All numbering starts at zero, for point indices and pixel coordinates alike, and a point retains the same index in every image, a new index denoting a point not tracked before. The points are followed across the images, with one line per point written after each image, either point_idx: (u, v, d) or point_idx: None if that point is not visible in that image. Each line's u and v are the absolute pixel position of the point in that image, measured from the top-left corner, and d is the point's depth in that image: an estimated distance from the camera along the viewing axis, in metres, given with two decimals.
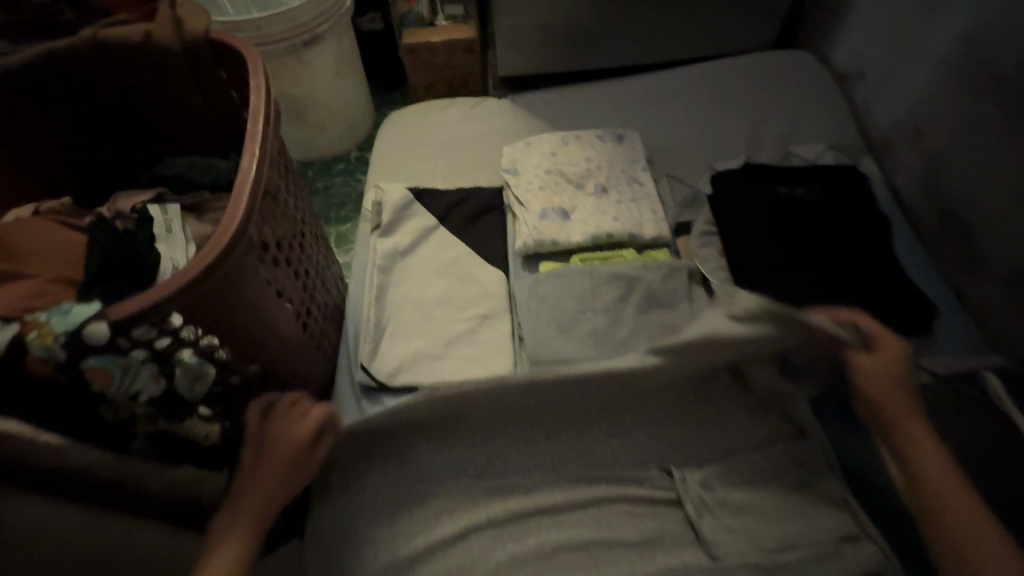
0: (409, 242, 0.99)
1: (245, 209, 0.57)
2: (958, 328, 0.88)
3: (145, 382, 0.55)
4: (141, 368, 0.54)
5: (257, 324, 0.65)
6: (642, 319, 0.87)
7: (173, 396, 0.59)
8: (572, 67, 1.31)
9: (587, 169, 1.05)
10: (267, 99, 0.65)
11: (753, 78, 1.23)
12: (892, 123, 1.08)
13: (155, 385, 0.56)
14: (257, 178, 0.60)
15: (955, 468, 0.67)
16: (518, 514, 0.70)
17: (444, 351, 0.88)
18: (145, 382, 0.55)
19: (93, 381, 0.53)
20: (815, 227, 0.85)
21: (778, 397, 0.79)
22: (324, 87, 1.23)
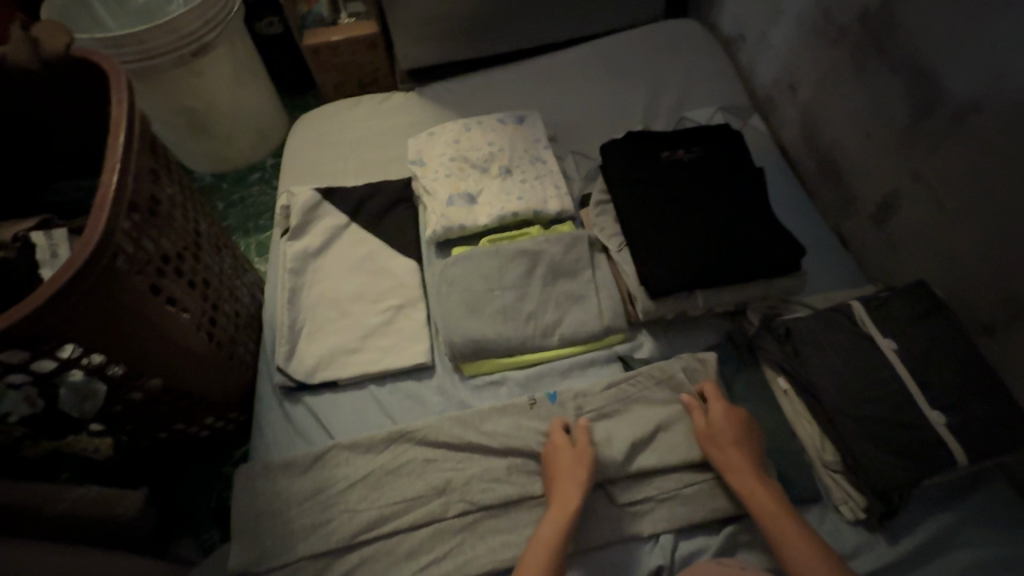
0: (321, 242, 1.00)
1: (106, 223, 0.57)
2: (834, 267, 0.96)
3: (15, 404, 0.60)
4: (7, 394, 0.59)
5: (148, 337, 0.66)
6: (548, 291, 0.91)
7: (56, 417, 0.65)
8: (476, 55, 1.33)
9: (489, 153, 1.08)
10: (129, 112, 0.65)
11: (647, 49, 1.28)
12: (774, 82, 1.15)
13: (26, 407, 0.61)
14: (120, 192, 0.60)
15: (830, 391, 0.75)
16: (443, 490, 0.77)
17: (361, 343, 0.90)
18: (16, 404, 0.60)
19: None
20: (700, 186, 0.90)
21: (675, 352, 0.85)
22: (224, 96, 1.21)
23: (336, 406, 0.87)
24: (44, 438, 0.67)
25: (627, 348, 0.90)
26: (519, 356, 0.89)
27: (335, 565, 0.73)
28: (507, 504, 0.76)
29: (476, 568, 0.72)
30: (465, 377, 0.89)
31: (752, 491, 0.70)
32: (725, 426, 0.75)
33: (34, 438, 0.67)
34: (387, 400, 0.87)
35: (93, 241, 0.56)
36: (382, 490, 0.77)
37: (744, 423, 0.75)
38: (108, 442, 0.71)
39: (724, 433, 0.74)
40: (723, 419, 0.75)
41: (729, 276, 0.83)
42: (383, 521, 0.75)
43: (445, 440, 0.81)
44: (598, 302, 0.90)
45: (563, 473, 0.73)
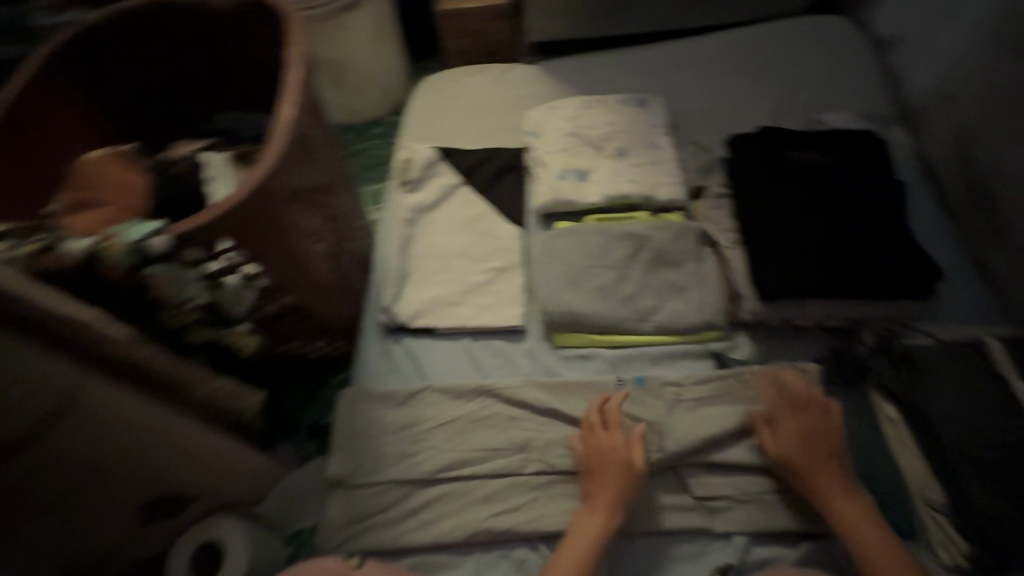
0: (434, 198, 1.06)
1: (277, 160, 0.66)
2: (965, 298, 0.89)
3: (193, 292, 0.63)
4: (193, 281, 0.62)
5: (294, 256, 0.75)
6: (649, 277, 0.91)
7: (215, 311, 0.68)
8: (602, 34, 1.32)
9: (607, 133, 1.08)
10: (302, 51, 0.73)
11: (786, 44, 1.21)
12: (928, 92, 1.05)
13: (201, 297, 0.64)
14: (289, 131, 0.69)
15: (945, 425, 0.70)
16: (522, 448, 0.80)
17: (461, 298, 0.95)
18: (194, 292, 0.63)
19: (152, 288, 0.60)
20: (831, 191, 0.85)
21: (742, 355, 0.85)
22: (360, 52, 1.29)
23: (431, 351, 0.92)
24: (206, 329, 0.68)
25: (723, 346, 0.88)
26: (611, 336, 0.89)
27: (416, 494, 0.78)
28: (583, 475, 0.78)
29: (546, 526, 0.75)
30: (554, 346, 0.91)
31: (834, 504, 0.69)
32: (786, 438, 0.74)
33: (201, 324, 0.67)
34: (477, 355, 0.91)
35: (267, 173, 0.65)
36: (466, 435, 0.82)
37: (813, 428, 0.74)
38: (254, 344, 0.75)
39: (787, 446, 0.74)
40: (787, 431, 0.75)
41: (849, 289, 0.78)
42: (465, 464, 0.80)
43: (530, 401, 0.84)
44: (702, 295, 0.89)
45: (604, 469, 0.75)
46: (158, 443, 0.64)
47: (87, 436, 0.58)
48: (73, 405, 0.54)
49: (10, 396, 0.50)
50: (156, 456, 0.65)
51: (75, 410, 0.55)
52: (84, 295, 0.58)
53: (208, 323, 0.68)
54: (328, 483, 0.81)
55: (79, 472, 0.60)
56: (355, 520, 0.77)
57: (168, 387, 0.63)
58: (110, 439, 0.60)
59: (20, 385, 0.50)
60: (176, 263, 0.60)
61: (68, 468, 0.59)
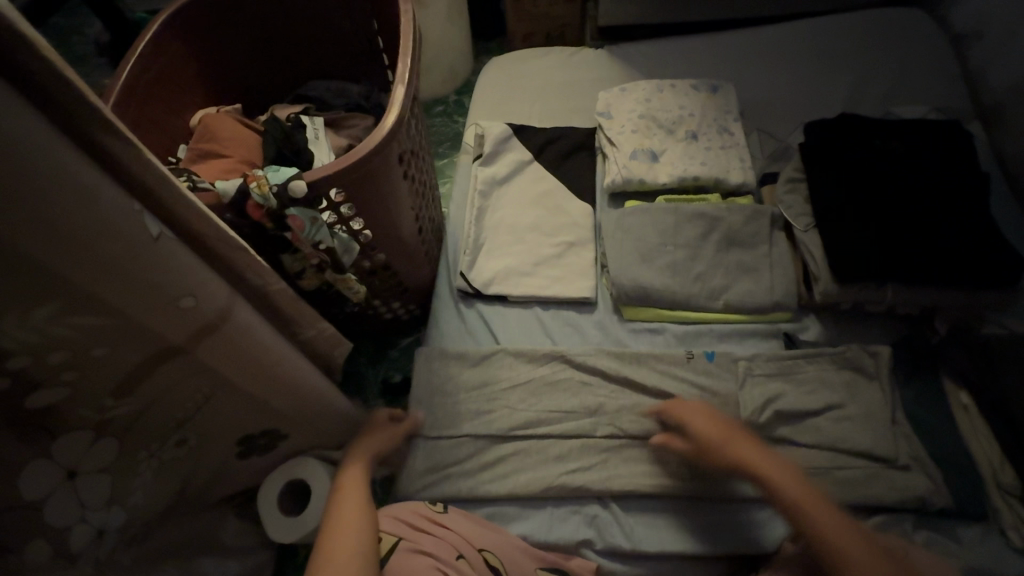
0: (506, 172, 1.09)
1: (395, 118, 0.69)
2: None
3: (323, 235, 0.66)
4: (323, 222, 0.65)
5: (393, 218, 0.79)
6: (720, 256, 0.93)
7: (333, 257, 0.70)
8: (671, 21, 1.34)
9: (679, 116, 1.10)
10: (412, 22, 0.77)
11: (861, 36, 1.21)
12: (1009, 88, 1.04)
13: (329, 239, 0.67)
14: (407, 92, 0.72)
15: (1022, 412, 0.72)
16: (593, 411, 0.84)
17: (533, 269, 0.99)
18: (324, 235, 0.66)
19: (290, 229, 0.64)
20: (913, 179, 0.86)
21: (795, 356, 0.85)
22: (433, 30, 1.33)
23: (503, 318, 0.96)
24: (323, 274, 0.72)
25: (791, 327, 0.89)
26: (681, 312, 0.92)
27: (491, 448, 0.82)
28: (653, 440, 0.81)
29: (618, 485, 0.78)
30: (623, 319, 0.94)
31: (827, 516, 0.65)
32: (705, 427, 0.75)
33: (320, 269, 0.72)
34: (548, 323, 0.95)
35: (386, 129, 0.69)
36: (539, 397, 0.86)
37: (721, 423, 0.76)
38: (361, 293, 0.76)
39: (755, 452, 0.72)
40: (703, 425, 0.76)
41: (928, 275, 0.79)
42: (538, 423, 0.83)
43: (601, 367, 0.87)
44: (772, 277, 0.91)
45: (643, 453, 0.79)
46: (277, 378, 0.65)
47: (224, 361, 0.58)
48: (221, 327, 0.55)
49: (176, 306, 0.50)
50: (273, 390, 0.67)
51: (222, 332, 0.55)
52: (242, 229, 0.66)
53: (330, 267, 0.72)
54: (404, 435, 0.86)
55: (206, 389, 0.63)
56: (434, 468, 0.82)
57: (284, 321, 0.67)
58: (241, 366, 0.60)
59: (186, 296, 0.50)
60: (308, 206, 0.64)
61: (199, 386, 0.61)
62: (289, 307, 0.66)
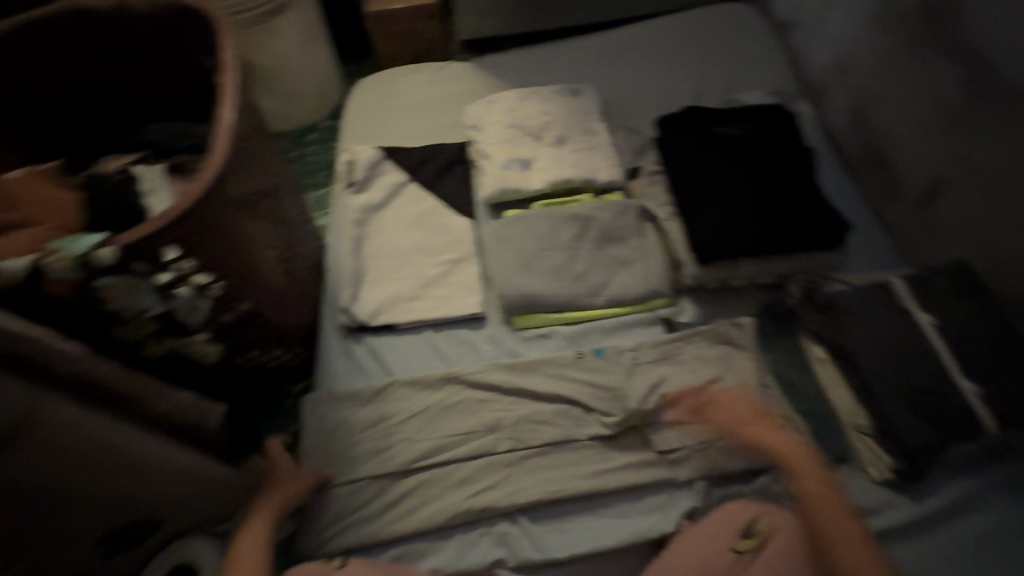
0: (382, 197, 1.06)
1: (216, 167, 0.66)
2: (867, 249, 1.02)
3: (147, 302, 0.65)
4: (145, 289, 0.64)
5: (246, 262, 0.74)
6: (597, 254, 0.96)
7: (169, 321, 0.69)
8: (531, 29, 1.37)
9: (545, 122, 1.12)
10: (234, 54, 0.73)
11: (700, 31, 1.31)
12: (826, 68, 1.17)
13: (154, 305, 0.66)
14: (231, 136, 0.69)
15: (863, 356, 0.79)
16: (492, 428, 0.83)
17: (419, 292, 0.96)
18: (147, 301, 0.65)
19: (104, 300, 0.62)
20: (752, 161, 0.94)
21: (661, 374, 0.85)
22: (291, 57, 1.27)
23: (395, 347, 0.93)
24: (164, 340, 0.72)
25: (670, 312, 0.94)
26: (568, 313, 0.94)
27: (393, 486, 0.80)
28: (553, 445, 0.82)
29: (524, 498, 0.78)
30: (515, 329, 0.94)
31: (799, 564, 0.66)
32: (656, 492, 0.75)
33: (156, 338, 0.71)
34: (441, 345, 0.93)
35: (205, 178, 0.65)
36: (438, 423, 0.84)
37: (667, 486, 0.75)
38: (214, 352, 0.79)
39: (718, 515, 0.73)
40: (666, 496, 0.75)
41: (774, 247, 0.87)
42: (439, 450, 0.82)
43: (495, 381, 0.87)
44: (646, 267, 0.95)
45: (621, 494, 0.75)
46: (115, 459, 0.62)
47: (35, 464, 0.56)
48: (33, 426, 0.54)
49: None
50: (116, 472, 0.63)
51: (30, 432, 0.54)
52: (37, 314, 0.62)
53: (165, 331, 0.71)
54: None
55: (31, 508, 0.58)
56: (336, 519, 0.78)
57: (117, 399, 0.66)
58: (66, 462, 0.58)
59: None
60: (128, 274, 0.62)
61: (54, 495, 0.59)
62: (118, 384, 0.66)
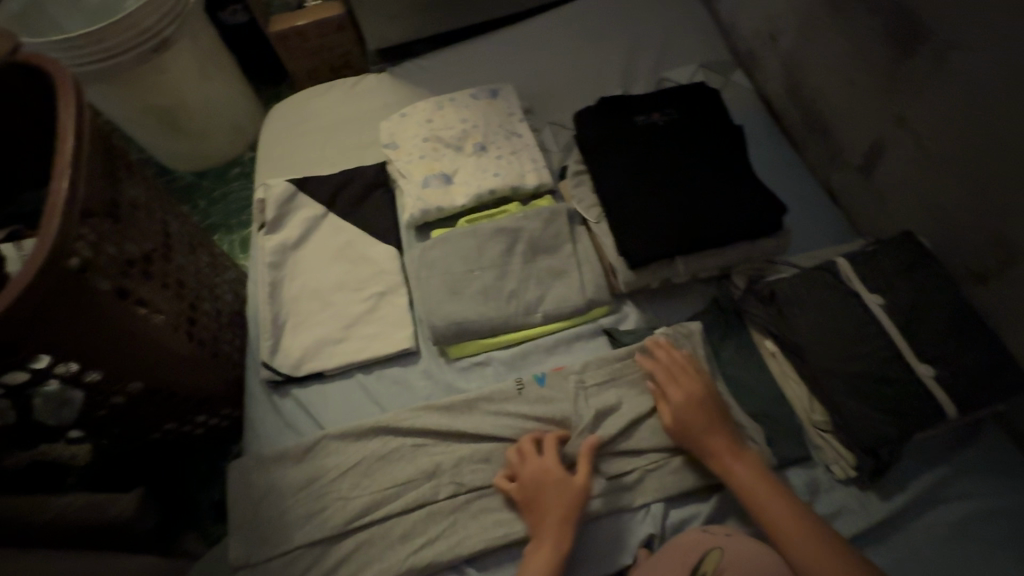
0: (298, 233, 0.99)
1: (50, 258, 0.54)
2: (819, 221, 0.95)
3: None
4: None
5: (128, 344, 0.67)
6: (528, 267, 0.90)
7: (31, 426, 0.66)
8: (446, 29, 1.29)
9: (463, 130, 1.05)
10: (78, 116, 0.63)
11: (622, 10, 1.23)
12: (755, 34, 1.10)
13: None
14: (67, 212, 0.57)
15: (815, 349, 0.73)
16: (431, 474, 0.77)
17: (345, 334, 0.90)
18: None
19: None
20: (679, 148, 0.87)
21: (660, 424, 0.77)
22: (190, 92, 1.19)
23: (324, 396, 0.87)
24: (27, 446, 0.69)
25: (612, 321, 0.89)
26: (504, 336, 0.88)
27: (330, 552, 0.74)
28: (498, 484, 0.76)
29: (470, 547, 0.72)
30: (450, 360, 0.88)
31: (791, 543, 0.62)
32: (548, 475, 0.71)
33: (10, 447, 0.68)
34: (374, 387, 0.87)
35: (36, 271, 0.53)
36: (373, 477, 0.78)
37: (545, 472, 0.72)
38: (86, 448, 0.74)
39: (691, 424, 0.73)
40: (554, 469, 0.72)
41: (711, 241, 0.80)
42: (375, 507, 0.75)
43: (429, 422, 0.80)
44: (583, 277, 0.89)
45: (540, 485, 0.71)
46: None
47: None
48: None
49: None
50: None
51: None
52: None
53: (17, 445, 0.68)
54: (231, 568, 0.74)
55: None
56: None
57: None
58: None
59: None
60: None
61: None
62: None
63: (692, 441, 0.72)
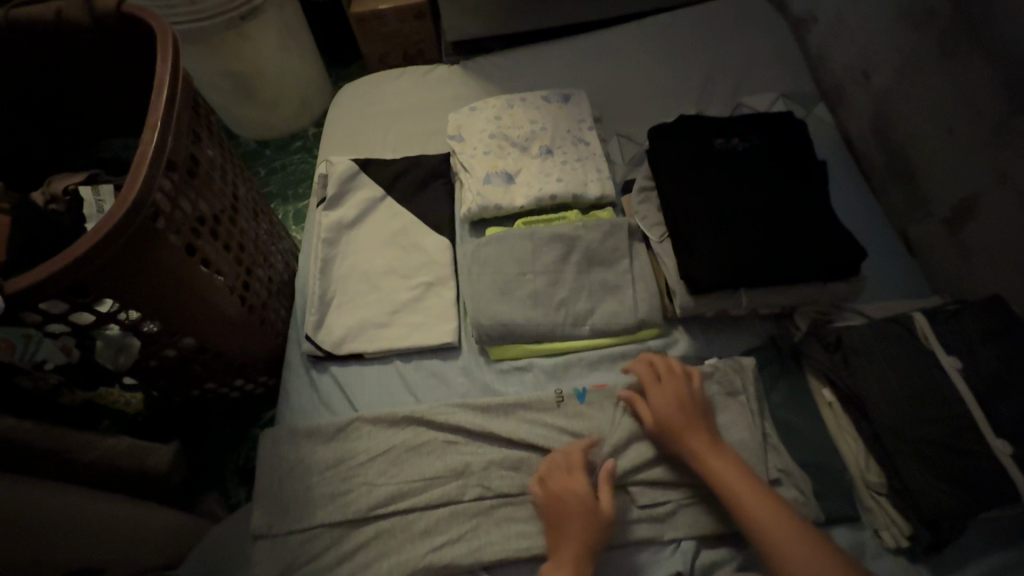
0: (356, 213, 0.99)
1: (134, 204, 0.56)
2: (892, 270, 0.90)
3: (48, 351, 0.60)
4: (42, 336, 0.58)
5: (188, 301, 0.68)
6: (582, 278, 0.88)
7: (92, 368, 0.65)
8: (524, 29, 1.28)
9: (531, 131, 1.04)
10: (173, 68, 0.64)
11: (706, 29, 1.20)
12: (845, 69, 1.06)
13: (59, 356, 0.61)
14: (155, 162, 0.59)
15: (880, 406, 0.69)
16: (459, 474, 0.75)
17: (389, 319, 0.90)
18: (49, 351, 0.60)
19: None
20: (755, 177, 0.84)
21: None
22: (269, 63, 1.22)
23: (361, 378, 0.87)
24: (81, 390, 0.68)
25: (661, 344, 0.86)
26: (549, 344, 0.86)
27: (349, 536, 0.73)
28: (525, 494, 0.74)
29: (489, 555, 0.70)
30: (490, 360, 0.87)
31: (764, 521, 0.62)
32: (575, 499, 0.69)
33: (69, 387, 0.67)
34: (411, 377, 0.86)
35: (122, 212, 0.55)
36: (401, 466, 0.77)
37: (573, 496, 0.69)
38: (138, 397, 0.75)
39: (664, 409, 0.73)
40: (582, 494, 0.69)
41: (779, 276, 0.77)
42: (399, 498, 0.74)
43: (463, 421, 0.79)
44: (637, 295, 0.86)
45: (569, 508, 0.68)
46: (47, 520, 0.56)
47: None
48: None
49: None
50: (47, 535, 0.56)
51: None
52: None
53: (81, 384, 0.66)
54: (250, 535, 0.74)
55: None
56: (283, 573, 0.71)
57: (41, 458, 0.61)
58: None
59: None
60: (23, 323, 0.56)
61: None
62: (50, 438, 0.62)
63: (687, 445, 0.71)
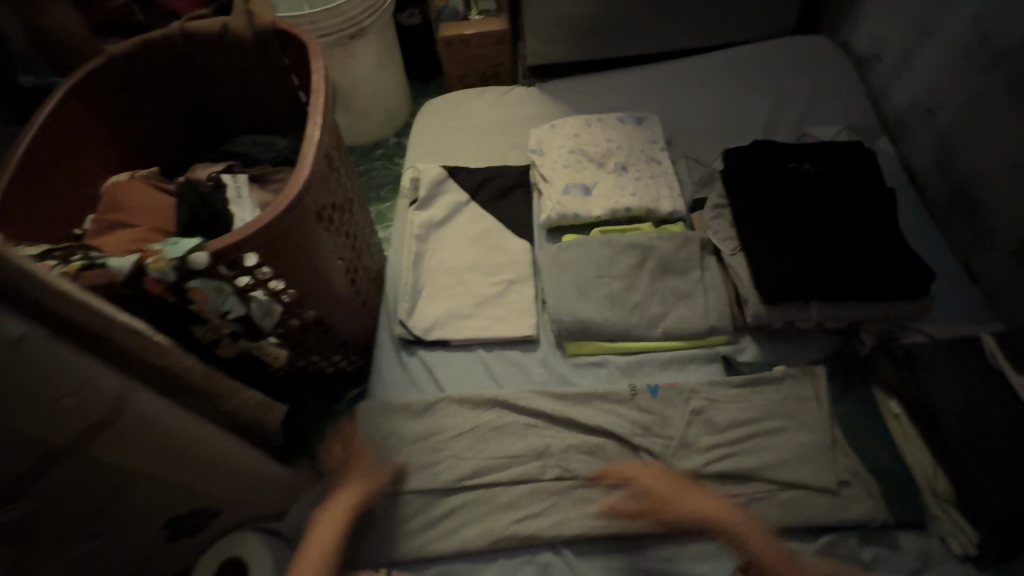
0: (443, 215, 1.09)
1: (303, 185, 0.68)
2: (956, 296, 0.94)
3: (230, 303, 0.66)
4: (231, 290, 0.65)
5: (319, 276, 0.78)
6: (655, 284, 0.94)
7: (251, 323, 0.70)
8: (597, 57, 1.38)
9: (608, 149, 1.13)
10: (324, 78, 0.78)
11: (771, 63, 1.28)
12: (908, 105, 1.12)
13: (237, 307, 0.67)
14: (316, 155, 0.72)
15: (947, 417, 0.73)
16: (540, 455, 0.82)
17: (474, 310, 0.98)
18: (230, 303, 0.66)
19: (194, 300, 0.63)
20: (825, 199, 0.90)
21: (770, 457, 0.78)
22: (365, 78, 1.34)
23: (446, 363, 0.94)
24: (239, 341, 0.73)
25: (729, 350, 0.91)
26: (623, 343, 0.92)
27: (438, 503, 0.79)
28: (601, 478, 0.80)
29: (568, 530, 0.76)
30: (566, 355, 0.94)
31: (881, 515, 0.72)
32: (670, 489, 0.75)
33: (234, 337, 0.72)
34: (493, 364, 0.93)
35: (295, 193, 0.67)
36: (486, 444, 0.83)
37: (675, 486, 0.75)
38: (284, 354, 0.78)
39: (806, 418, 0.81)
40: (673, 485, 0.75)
41: (848, 292, 0.83)
42: (484, 472, 0.81)
43: (544, 407, 0.85)
44: (708, 303, 0.92)
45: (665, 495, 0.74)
46: (200, 459, 0.64)
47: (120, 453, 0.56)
48: (122, 420, 0.54)
49: (59, 409, 0.48)
50: (191, 473, 0.64)
51: (121, 423, 0.54)
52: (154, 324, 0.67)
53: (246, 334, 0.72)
54: None
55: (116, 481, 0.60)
56: (378, 531, 0.78)
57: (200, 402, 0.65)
58: (154, 453, 0.59)
59: (69, 396, 0.48)
60: (214, 276, 0.63)
61: (104, 490, 0.60)
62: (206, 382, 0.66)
63: (802, 445, 0.79)
